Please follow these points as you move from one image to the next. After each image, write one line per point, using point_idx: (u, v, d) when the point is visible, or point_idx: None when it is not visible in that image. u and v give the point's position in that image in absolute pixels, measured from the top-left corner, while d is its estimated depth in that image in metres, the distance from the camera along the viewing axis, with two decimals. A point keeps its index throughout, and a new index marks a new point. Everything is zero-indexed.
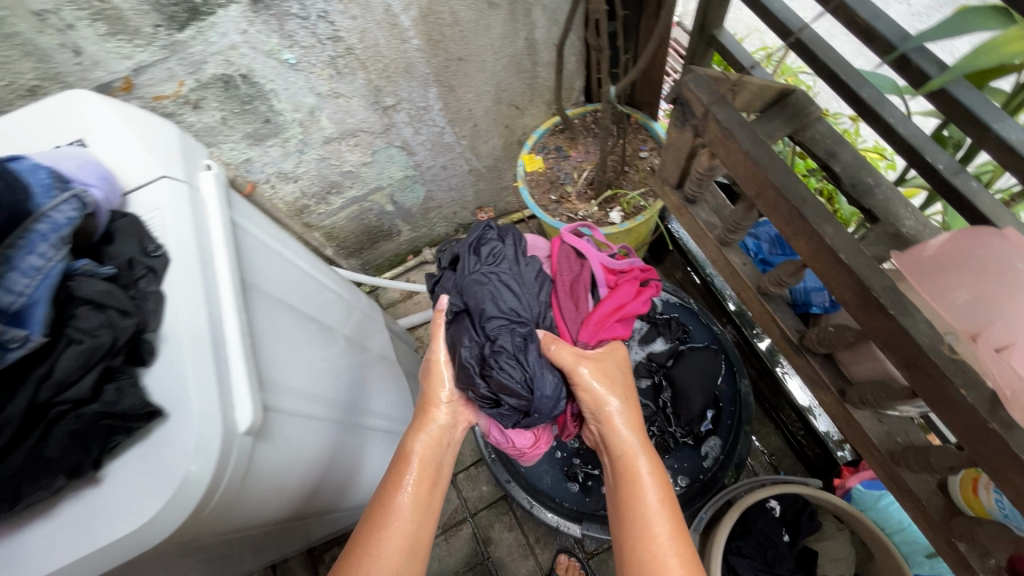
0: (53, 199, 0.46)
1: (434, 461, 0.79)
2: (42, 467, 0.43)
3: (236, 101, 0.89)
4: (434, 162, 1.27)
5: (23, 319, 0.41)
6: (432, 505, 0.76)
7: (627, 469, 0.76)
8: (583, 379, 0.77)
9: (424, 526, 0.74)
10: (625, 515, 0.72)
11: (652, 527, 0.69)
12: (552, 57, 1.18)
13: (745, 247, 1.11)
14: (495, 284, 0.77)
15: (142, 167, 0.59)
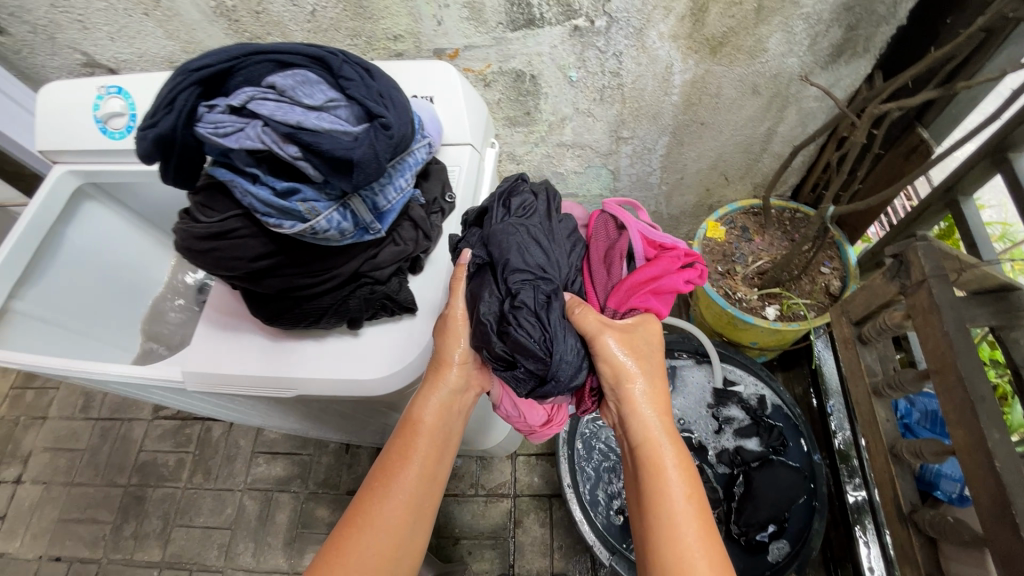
0: (418, 144, 0.64)
1: (442, 436, 0.67)
2: (341, 311, 0.65)
3: (515, 91, 1.07)
4: (629, 194, 1.39)
5: (382, 218, 0.61)
6: (431, 493, 0.66)
7: (653, 459, 0.68)
8: (608, 352, 0.64)
9: (423, 514, 0.65)
10: (651, 512, 0.66)
11: (680, 535, 0.64)
12: (782, 151, 1.23)
13: (895, 405, 1.10)
14: (524, 231, 0.62)
15: (459, 132, 0.78)
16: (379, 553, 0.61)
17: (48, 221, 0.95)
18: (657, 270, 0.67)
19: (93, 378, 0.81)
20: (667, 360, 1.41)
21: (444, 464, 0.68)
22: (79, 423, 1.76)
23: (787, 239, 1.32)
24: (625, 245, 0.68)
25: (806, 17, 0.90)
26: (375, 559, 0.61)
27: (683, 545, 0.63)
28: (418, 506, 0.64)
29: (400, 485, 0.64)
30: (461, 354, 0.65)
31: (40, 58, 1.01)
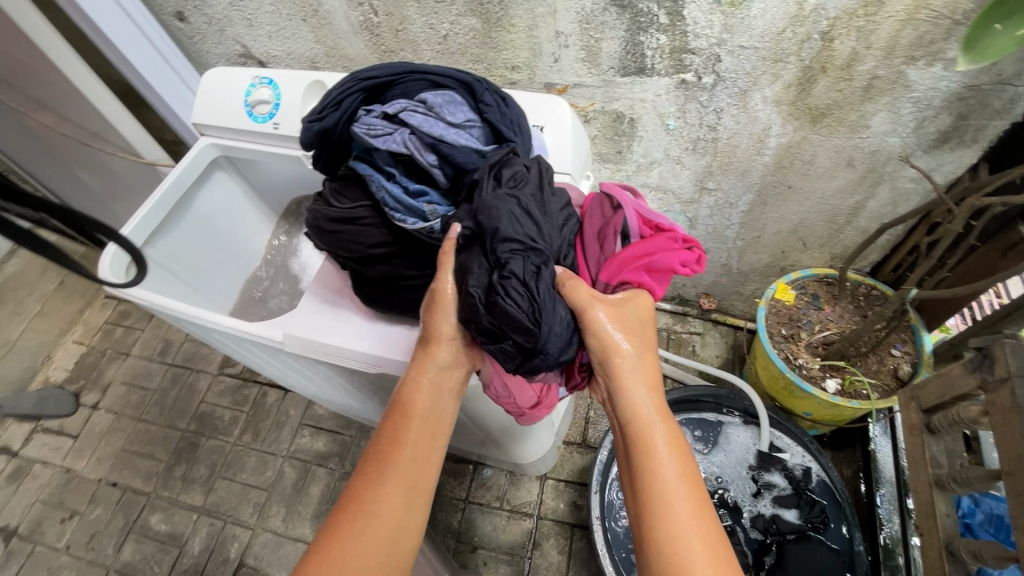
0: None
1: (434, 418, 0.70)
2: None
3: (612, 131, 1.14)
4: (703, 243, 1.41)
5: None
6: (424, 475, 0.68)
7: (641, 434, 0.70)
8: (597, 324, 0.67)
9: (420, 497, 0.68)
10: (643, 486, 0.68)
11: (668, 506, 0.66)
12: (867, 226, 1.23)
13: (956, 502, 1.06)
14: (514, 199, 0.58)
15: (562, 163, 0.85)
16: (378, 534, 0.64)
17: (187, 184, 1.09)
18: (649, 247, 0.72)
19: (203, 325, 0.92)
20: (714, 414, 1.40)
21: (438, 448, 0.71)
22: (155, 366, 1.93)
23: (860, 314, 1.29)
24: (619, 223, 0.72)
25: (915, 100, 0.91)
26: (378, 543, 0.64)
27: (675, 517, 0.66)
28: (413, 488, 0.67)
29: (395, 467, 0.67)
30: (449, 329, 0.68)
31: (207, 45, 1.17)
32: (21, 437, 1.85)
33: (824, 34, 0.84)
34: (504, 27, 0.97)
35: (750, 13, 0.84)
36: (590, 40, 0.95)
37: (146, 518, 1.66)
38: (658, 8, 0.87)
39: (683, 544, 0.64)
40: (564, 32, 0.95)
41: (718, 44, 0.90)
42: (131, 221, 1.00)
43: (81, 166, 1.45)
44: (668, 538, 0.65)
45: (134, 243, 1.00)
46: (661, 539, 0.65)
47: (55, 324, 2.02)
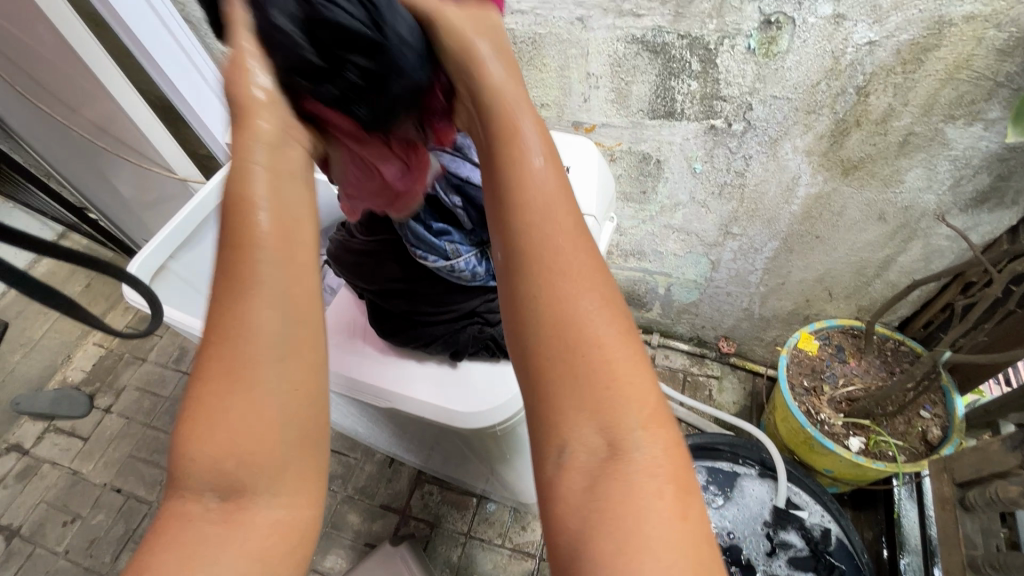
0: None
1: (270, 315, 0.44)
2: (449, 342, 0.71)
3: (637, 172, 1.13)
4: (724, 286, 1.38)
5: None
6: (265, 399, 0.43)
7: (554, 246, 0.48)
8: (505, 106, 0.51)
9: (257, 435, 0.43)
10: (560, 319, 0.46)
11: (599, 341, 0.45)
12: (897, 280, 1.19)
13: None
14: None
15: (587, 203, 0.84)
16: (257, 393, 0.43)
17: (214, 202, 1.11)
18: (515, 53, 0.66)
19: None
20: (729, 464, 1.35)
21: (293, 359, 0.45)
22: (169, 373, 1.94)
23: (886, 370, 1.24)
24: None
25: (953, 159, 0.89)
26: (233, 486, 0.43)
27: (608, 356, 0.45)
28: (252, 413, 0.43)
29: (224, 387, 0.43)
30: (268, 134, 0.47)
31: None
32: (33, 436, 1.87)
33: (859, 88, 0.83)
34: (536, 66, 0.98)
35: (784, 64, 0.83)
36: (620, 82, 0.95)
37: (145, 528, 1.65)
38: (691, 55, 0.87)
39: (627, 385, 0.45)
40: (595, 73, 0.95)
41: (750, 92, 0.89)
42: (155, 238, 1.01)
43: (116, 175, 1.50)
44: (599, 385, 0.45)
45: (153, 262, 1.01)
46: (586, 392, 0.45)
47: (78, 325, 2.07)
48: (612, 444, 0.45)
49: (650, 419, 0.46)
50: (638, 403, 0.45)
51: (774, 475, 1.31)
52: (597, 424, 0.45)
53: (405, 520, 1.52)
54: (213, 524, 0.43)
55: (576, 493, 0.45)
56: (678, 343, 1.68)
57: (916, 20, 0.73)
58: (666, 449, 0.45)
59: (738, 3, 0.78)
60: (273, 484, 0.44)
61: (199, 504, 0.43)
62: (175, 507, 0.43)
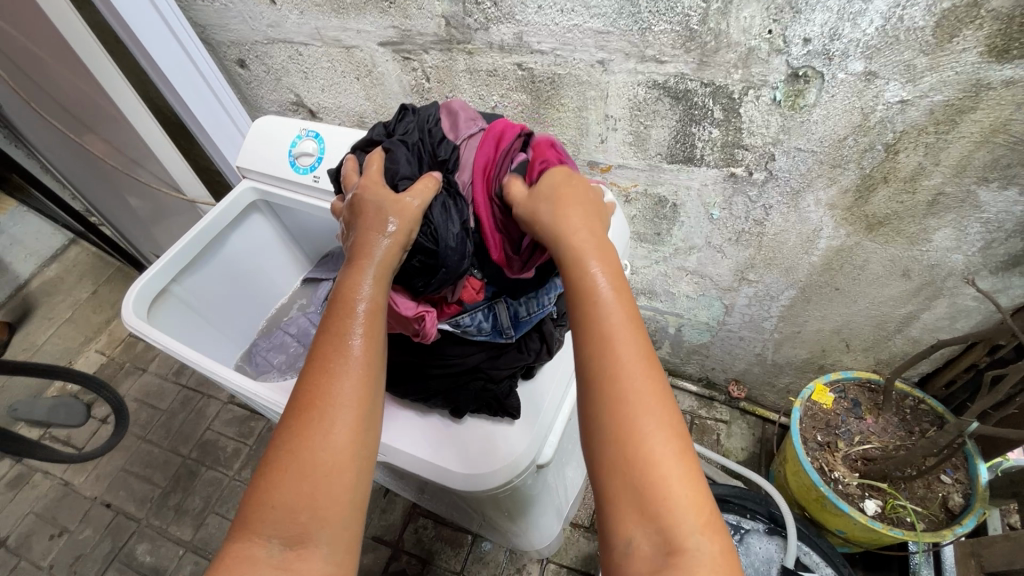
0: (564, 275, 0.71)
1: (348, 389, 0.54)
2: (451, 398, 0.69)
3: (652, 213, 1.11)
4: (737, 331, 1.34)
5: (518, 326, 0.71)
6: (331, 465, 0.51)
7: (615, 361, 0.52)
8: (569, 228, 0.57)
9: (324, 493, 0.50)
10: (624, 434, 0.50)
11: (659, 456, 0.48)
12: (918, 337, 1.14)
13: None
14: (405, 147, 0.68)
15: None
16: (313, 483, 0.50)
17: (221, 226, 1.09)
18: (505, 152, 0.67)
19: (212, 377, 0.89)
20: (736, 517, 1.29)
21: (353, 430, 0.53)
22: (168, 385, 1.92)
23: (905, 429, 1.19)
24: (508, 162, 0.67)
25: (985, 221, 0.85)
26: (298, 540, 0.49)
27: (666, 464, 0.48)
28: (327, 475, 0.51)
29: (301, 458, 0.51)
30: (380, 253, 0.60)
31: (262, 91, 1.20)
32: None
33: (889, 145, 0.80)
34: (553, 105, 0.96)
35: (811, 117, 0.81)
36: (638, 126, 0.93)
37: (132, 547, 1.62)
38: (714, 103, 0.84)
39: (677, 497, 0.47)
40: (613, 116, 0.93)
41: (774, 143, 0.86)
42: (155, 265, 0.99)
43: (127, 188, 1.49)
44: (652, 495, 0.47)
45: (150, 289, 0.98)
46: (646, 494, 0.48)
47: (82, 332, 2.06)
48: (671, 543, 0.46)
49: (708, 524, 0.47)
50: (693, 511, 0.47)
51: (783, 533, 1.25)
52: (656, 525, 0.47)
53: (396, 555, 1.47)
54: (270, 572, 0.48)
55: None
56: (687, 384, 1.63)
57: (952, 82, 0.70)
58: (722, 557, 0.47)
59: (766, 55, 0.76)
60: (329, 538, 0.50)
61: (263, 550, 0.49)
62: (240, 555, 0.49)
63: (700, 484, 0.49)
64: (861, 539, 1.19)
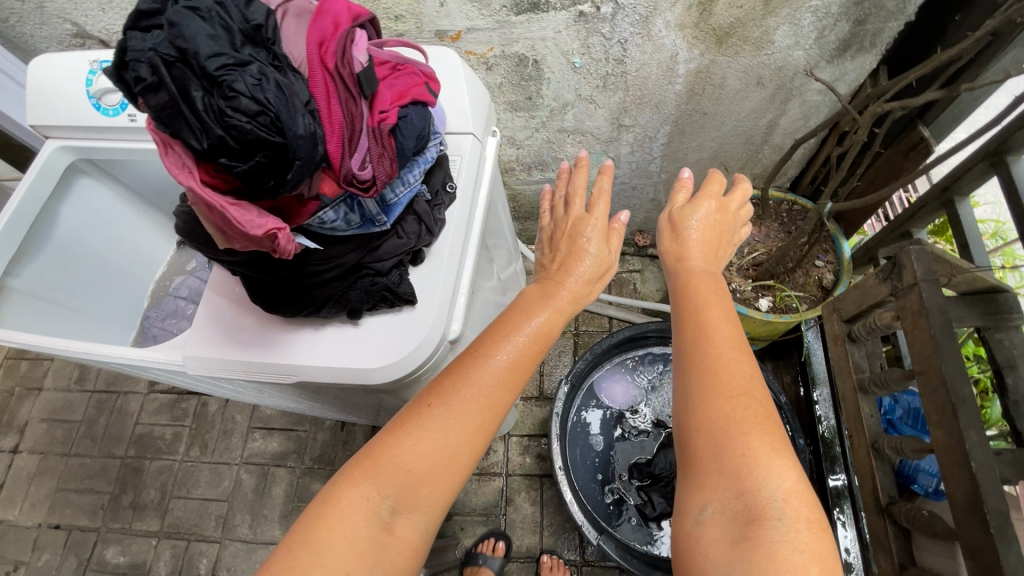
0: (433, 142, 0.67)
1: (491, 400, 0.64)
2: (342, 303, 0.65)
3: (518, 75, 1.06)
4: (629, 181, 1.39)
5: (388, 211, 0.63)
6: (458, 459, 0.61)
7: (705, 333, 0.64)
8: (691, 242, 0.77)
9: (440, 480, 0.60)
10: (733, 412, 0.56)
11: (748, 429, 0.55)
12: (783, 144, 1.23)
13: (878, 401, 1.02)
14: (205, 14, 0.45)
15: (463, 120, 0.77)
16: (440, 473, 0.60)
17: (41, 201, 0.94)
18: (339, 22, 0.53)
19: (94, 358, 0.82)
20: (659, 347, 1.46)
21: (486, 436, 0.63)
22: (75, 395, 1.77)
23: (784, 230, 1.32)
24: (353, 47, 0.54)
25: (814, 10, 0.89)
26: (404, 510, 0.58)
27: (749, 434, 0.55)
28: (452, 466, 0.60)
29: (442, 440, 0.60)
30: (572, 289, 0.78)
31: (28, 27, 0.98)
32: None
33: None
34: None
35: None
36: None
37: (100, 553, 1.58)
38: None
39: (762, 461, 0.53)
40: None
41: None
42: None
43: None
44: (738, 453, 0.54)
45: None
46: (726, 453, 0.55)
47: None
48: (752, 511, 0.51)
49: (792, 494, 0.52)
50: (780, 477, 0.52)
51: None
52: (738, 488, 0.53)
53: None
54: (369, 526, 0.57)
55: (722, 545, 0.52)
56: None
57: None
58: (812, 531, 0.50)
59: None
60: (426, 513, 0.60)
61: (375, 509, 0.57)
62: (350, 502, 0.57)
63: (793, 460, 0.54)
64: (763, 331, 1.35)
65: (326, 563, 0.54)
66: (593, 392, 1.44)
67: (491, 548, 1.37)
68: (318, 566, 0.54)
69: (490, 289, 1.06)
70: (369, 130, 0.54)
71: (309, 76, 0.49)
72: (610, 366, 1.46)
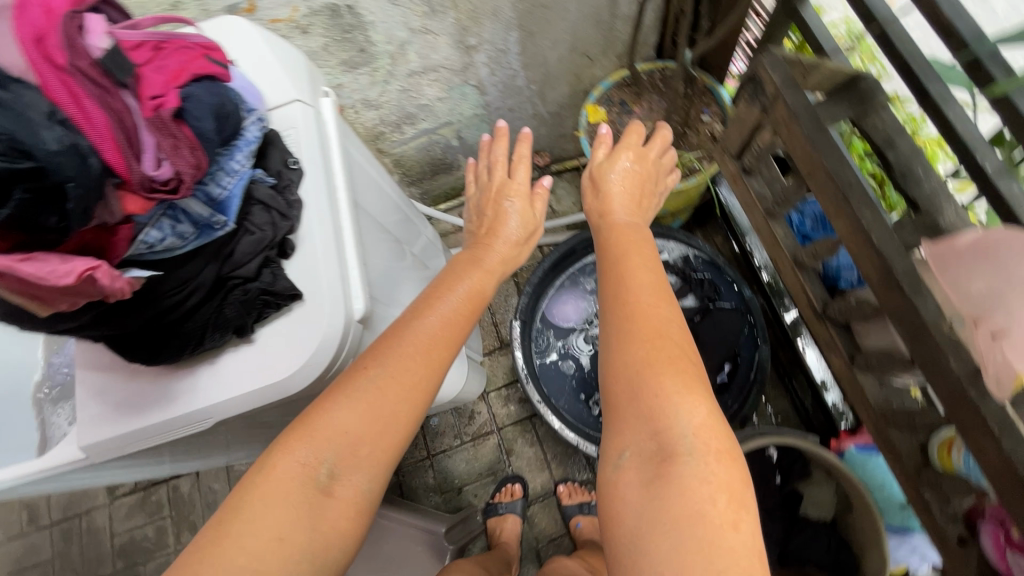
0: (248, 118, 0.60)
1: (432, 363, 0.64)
2: (221, 325, 0.58)
3: (339, 29, 0.97)
4: (503, 104, 1.33)
5: (223, 208, 0.56)
6: (398, 423, 0.59)
7: (626, 282, 0.66)
8: (614, 190, 0.89)
9: (378, 442, 0.58)
10: (653, 349, 0.57)
11: (662, 370, 0.55)
12: (632, 12, 1.20)
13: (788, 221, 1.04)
14: None
15: (282, 90, 0.69)
16: (383, 437, 0.58)
17: None
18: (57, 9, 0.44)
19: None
20: (593, 255, 1.46)
21: (423, 405, 0.62)
22: (33, 535, 1.62)
23: (664, 99, 1.32)
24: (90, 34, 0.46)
25: None
26: (344, 471, 0.56)
27: (662, 375, 0.55)
28: (391, 429, 0.59)
29: (382, 406, 0.59)
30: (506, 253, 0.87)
31: None
32: None
33: None
34: None
35: None
36: None
37: None
38: None
39: (675, 398, 0.53)
40: None
41: None
42: None
43: None
44: (652, 395, 0.54)
45: None
46: (644, 392, 0.55)
47: None
48: (665, 450, 0.51)
49: (702, 428, 0.52)
50: (692, 410, 0.53)
51: None
52: (651, 428, 0.53)
53: None
54: (307, 491, 0.54)
55: (636, 487, 0.51)
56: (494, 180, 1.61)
57: None
58: (720, 459, 0.50)
59: None
60: (368, 474, 0.57)
61: (314, 470, 0.55)
62: (287, 468, 0.54)
63: (705, 396, 0.54)
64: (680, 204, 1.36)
65: (260, 530, 0.51)
66: (548, 321, 1.44)
67: (510, 492, 1.39)
68: (252, 535, 0.51)
69: (405, 260, 1.01)
70: (149, 122, 0.46)
71: (40, 75, 0.40)
72: (555, 290, 1.45)
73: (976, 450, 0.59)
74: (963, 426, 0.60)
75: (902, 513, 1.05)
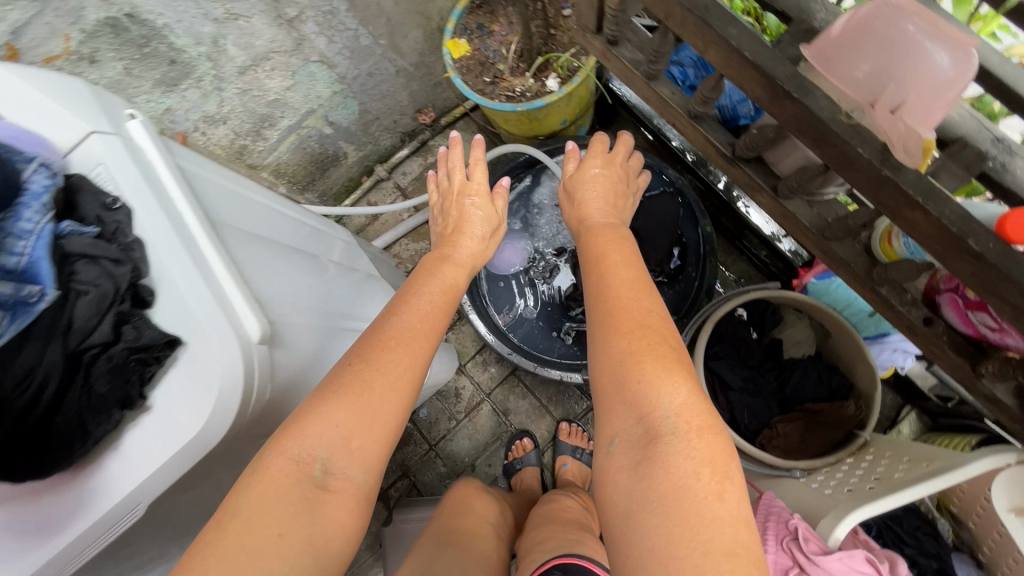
0: (27, 170, 0.54)
1: (411, 357, 0.67)
2: (97, 404, 0.51)
3: (132, 45, 0.95)
4: (359, 71, 1.23)
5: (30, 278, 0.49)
6: (384, 409, 0.61)
7: (608, 280, 0.70)
8: (588, 185, 0.92)
9: (372, 429, 0.60)
10: (634, 335, 0.60)
11: (643, 355, 0.58)
12: None
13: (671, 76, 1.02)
14: None
15: (68, 127, 0.59)
16: (378, 418, 0.61)
17: None
18: None
19: None
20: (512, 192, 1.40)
21: (410, 391, 0.65)
22: None
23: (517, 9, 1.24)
24: None
25: None
26: (337, 465, 0.57)
27: (644, 361, 0.57)
28: (376, 418, 0.61)
29: (372, 401, 0.60)
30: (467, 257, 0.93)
31: None
32: None
33: None
34: None
35: None
36: None
37: None
38: None
39: (657, 378, 0.56)
40: None
41: None
42: None
43: None
44: (634, 378, 0.57)
45: None
46: (629, 387, 0.57)
47: None
48: (652, 431, 0.53)
49: (685, 408, 0.54)
50: (674, 390, 0.55)
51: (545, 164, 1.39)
52: (637, 414, 0.55)
53: (385, 496, 1.45)
54: (308, 484, 0.55)
55: (626, 470, 0.54)
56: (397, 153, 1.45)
57: None
58: (704, 437, 0.52)
59: None
60: (362, 466, 0.59)
61: (311, 460, 0.56)
62: (281, 466, 0.55)
63: (688, 377, 0.56)
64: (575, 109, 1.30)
65: (258, 528, 0.51)
66: (493, 274, 1.38)
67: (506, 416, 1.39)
68: (251, 536, 0.51)
69: (327, 271, 0.93)
70: None
71: None
72: None
73: (910, 227, 0.58)
74: (891, 210, 0.59)
75: (875, 321, 1.06)
